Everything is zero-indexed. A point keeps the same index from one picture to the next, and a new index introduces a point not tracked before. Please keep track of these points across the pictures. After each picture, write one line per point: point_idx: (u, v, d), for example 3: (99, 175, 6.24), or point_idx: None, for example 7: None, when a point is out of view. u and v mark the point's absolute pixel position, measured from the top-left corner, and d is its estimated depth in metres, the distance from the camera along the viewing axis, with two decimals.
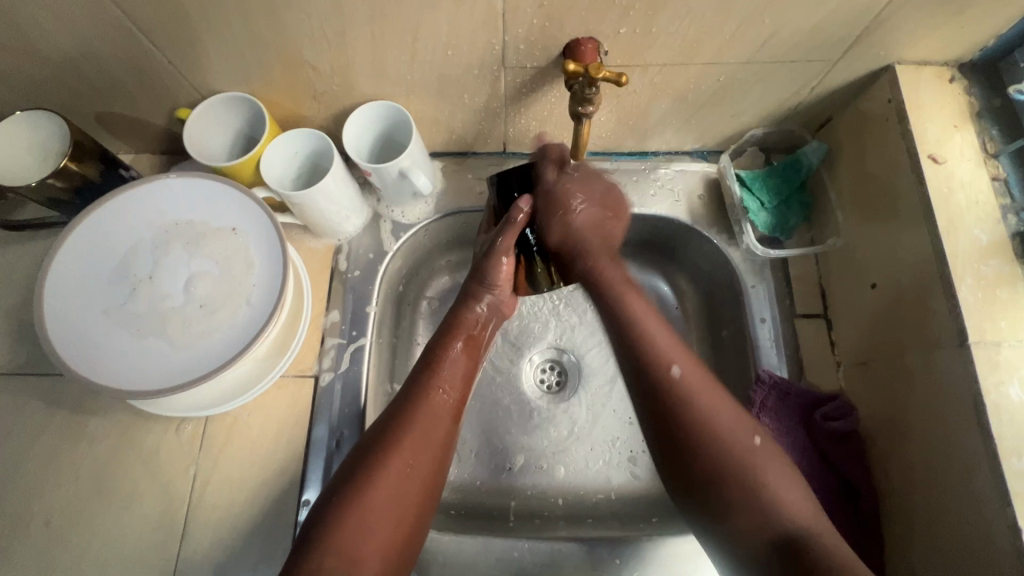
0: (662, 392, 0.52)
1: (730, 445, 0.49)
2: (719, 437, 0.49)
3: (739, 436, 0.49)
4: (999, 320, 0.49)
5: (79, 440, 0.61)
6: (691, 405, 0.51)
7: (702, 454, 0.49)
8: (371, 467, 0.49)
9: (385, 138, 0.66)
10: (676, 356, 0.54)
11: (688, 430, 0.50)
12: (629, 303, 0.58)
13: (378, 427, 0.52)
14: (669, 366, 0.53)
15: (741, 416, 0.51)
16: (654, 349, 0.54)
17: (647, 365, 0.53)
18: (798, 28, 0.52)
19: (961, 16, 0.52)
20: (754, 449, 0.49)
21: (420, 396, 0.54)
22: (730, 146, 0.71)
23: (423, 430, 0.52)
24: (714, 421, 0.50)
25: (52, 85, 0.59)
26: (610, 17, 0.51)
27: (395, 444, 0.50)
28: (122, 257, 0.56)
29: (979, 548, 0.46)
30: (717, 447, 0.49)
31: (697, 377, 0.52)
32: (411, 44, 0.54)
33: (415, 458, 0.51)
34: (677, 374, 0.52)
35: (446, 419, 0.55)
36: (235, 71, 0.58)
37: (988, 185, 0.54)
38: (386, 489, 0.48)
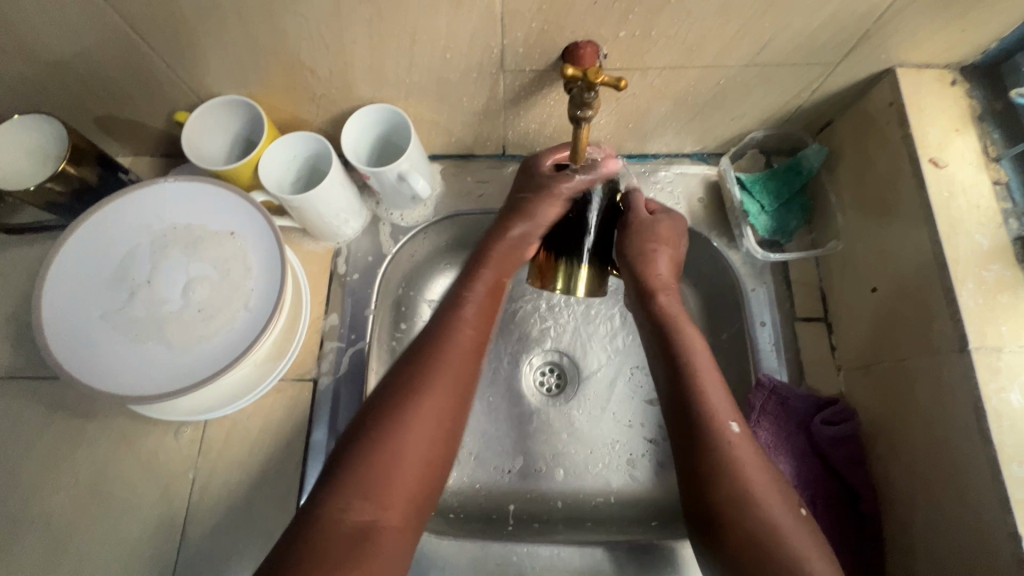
0: (713, 448, 0.49)
1: (767, 515, 0.46)
2: (754, 501, 0.47)
3: (775, 510, 0.46)
4: (1000, 326, 0.48)
5: (78, 444, 0.61)
6: (738, 468, 0.48)
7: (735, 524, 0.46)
8: (392, 411, 0.48)
9: (384, 141, 0.65)
10: (730, 413, 0.51)
11: (720, 487, 0.47)
12: (692, 356, 0.54)
13: (395, 372, 0.51)
14: (726, 423, 0.50)
15: (787, 489, 0.48)
16: (707, 405, 0.51)
17: (700, 424, 0.50)
18: (799, 31, 0.52)
19: (963, 19, 0.51)
20: (793, 529, 0.46)
21: (446, 331, 0.53)
22: (730, 149, 0.71)
23: (449, 366, 0.51)
24: (763, 491, 0.47)
25: (50, 89, 0.59)
26: (609, 21, 0.50)
27: (418, 387, 0.49)
28: (121, 261, 0.55)
29: (979, 554, 0.46)
30: (752, 519, 0.46)
31: (745, 441, 0.50)
32: (410, 47, 0.54)
33: (438, 391, 0.49)
34: (734, 433, 0.50)
35: (470, 356, 0.53)
36: (234, 75, 0.58)
37: (990, 189, 0.54)
38: (415, 428, 0.47)
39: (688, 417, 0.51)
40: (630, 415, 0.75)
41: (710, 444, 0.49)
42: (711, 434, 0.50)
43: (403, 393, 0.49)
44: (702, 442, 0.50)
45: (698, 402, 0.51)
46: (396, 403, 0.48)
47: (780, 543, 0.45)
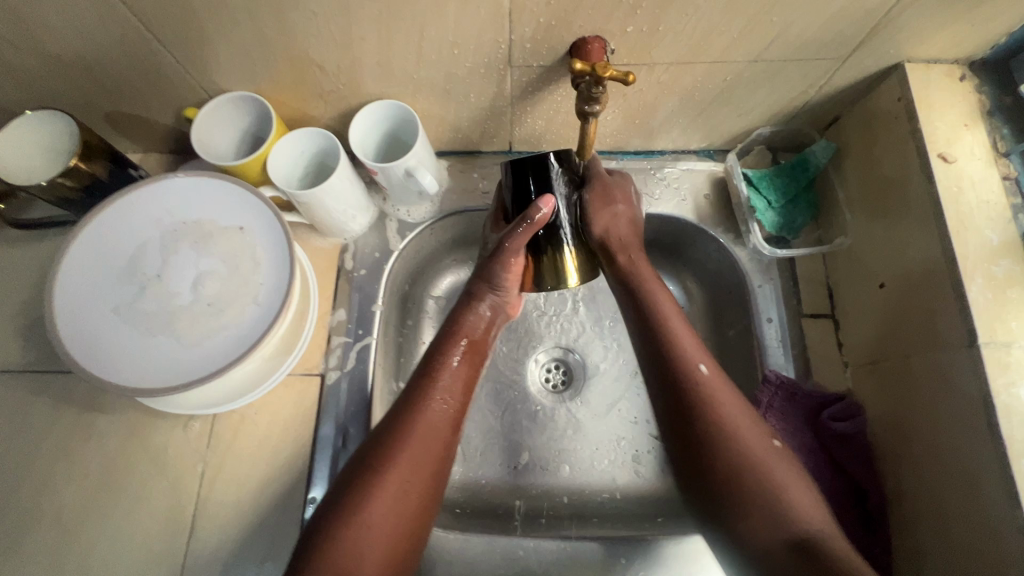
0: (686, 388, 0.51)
1: (749, 450, 0.49)
2: (743, 448, 0.49)
3: (755, 439, 0.49)
4: (1009, 321, 0.48)
5: (88, 437, 0.62)
6: (711, 408, 0.50)
7: (724, 459, 0.49)
8: (364, 488, 0.48)
9: (390, 137, 0.66)
10: (699, 354, 0.53)
11: (708, 436, 0.49)
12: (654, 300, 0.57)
13: (368, 449, 0.51)
14: (695, 362, 0.52)
15: (759, 423, 0.51)
16: (678, 346, 0.54)
17: (674, 362, 0.53)
18: (807, 26, 0.51)
19: (973, 13, 0.51)
20: (774, 459, 0.49)
21: (412, 411, 0.53)
22: (737, 145, 0.71)
23: (411, 448, 0.51)
24: (739, 441, 0.49)
25: (62, 85, 0.60)
26: (616, 16, 0.50)
27: (389, 466, 0.49)
28: (131, 256, 0.56)
29: (988, 550, 0.46)
30: (735, 451, 0.49)
31: (717, 378, 0.52)
32: (418, 43, 0.54)
33: (402, 473, 0.49)
34: (704, 372, 0.52)
35: (442, 431, 0.53)
36: (243, 71, 0.58)
37: (999, 185, 0.53)
38: (378, 513, 0.47)
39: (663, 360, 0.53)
40: (636, 412, 0.75)
41: (685, 382, 0.52)
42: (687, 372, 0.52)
43: (376, 472, 0.49)
44: (677, 382, 0.52)
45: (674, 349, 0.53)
46: (362, 486, 0.48)
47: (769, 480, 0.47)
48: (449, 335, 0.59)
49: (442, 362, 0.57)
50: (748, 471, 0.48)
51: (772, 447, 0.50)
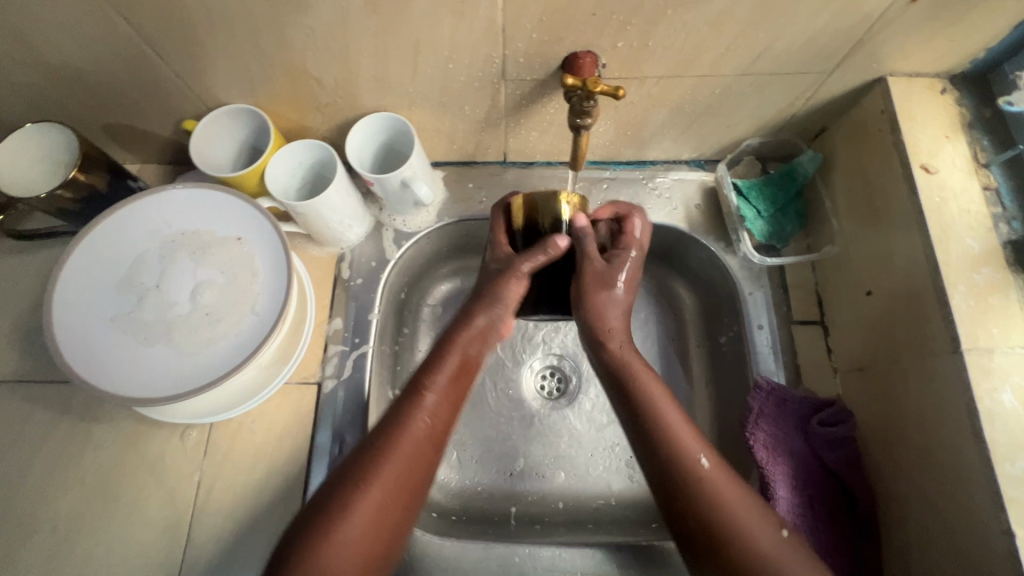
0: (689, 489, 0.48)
1: (760, 544, 0.46)
2: (747, 533, 0.46)
3: (761, 535, 0.46)
4: (991, 327, 0.49)
5: (84, 447, 0.62)
6: (715, 512, 0.47)
7: (733, 558, 0.46)
8: (346, 500, 0.47)
9: (387, 148, 0.67)
10: (697, 445, 0.50)
11: (712, 531, 0.46)
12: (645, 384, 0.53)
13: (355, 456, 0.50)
14: (697, 457, 0.49)
15: (767, 512, 0.48)
16: (676, 439, 0.50)
17: (674, 459, 0.49)
18: (792, 41, 0.53)
19: (952, 29, 0.53)
20: (789, 553, 0.46)
21: (402, 413, 0.51)
22: (727, 155, 0.72)
23: (440, 392, 0.53)
24: (754, 541, 0.46)
25: (62, 98, 0.60)
26: (607, 32, 0.52)
27: (368, 481, 0.48)
28: (129, 267, 0.56)
29: (974, 553, 0.47)
30: (746, 554, 0.45)
31: (721, 474, 0.48)
32: (413, 57, 0.55)
33: (422, 419, 0.51)
34: (705, 467, 0.48)
35: (427, 446, 0.51)
36: (242, 84, 0.59)
37: (980, 194, 0.55)
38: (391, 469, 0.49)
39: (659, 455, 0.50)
40: None
41: (683, 482, 0.48)
42: (686, 470, 0.49)
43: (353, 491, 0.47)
44: (676, 482, 0.48)
45: (668, 443, 0.50)
46: (383, 435, 0.50)
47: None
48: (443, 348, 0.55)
49: (466, 329, 0.56)
50: (755, 568, 0.45)
51: (784, 537, 0.47)
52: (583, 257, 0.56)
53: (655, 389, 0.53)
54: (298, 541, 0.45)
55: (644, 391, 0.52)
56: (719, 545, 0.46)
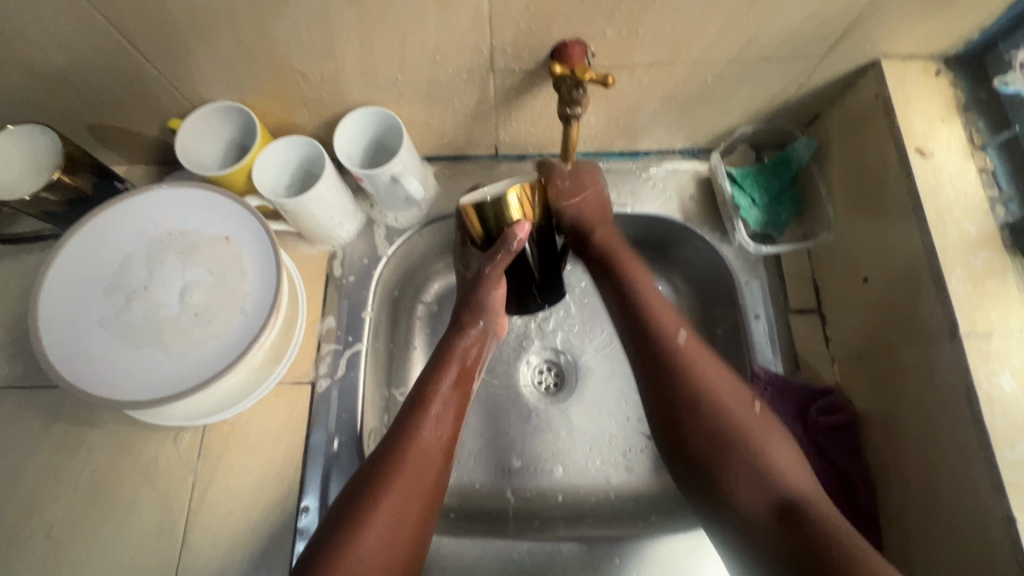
0: (670, 360, 0.57)
1: (725, 411, 0.54)
2: (716, 403, 0.55)
3: (732, 402, 0.55)
4: (989, 312, 0.49)
5: (78, 453, 0.62)
6: (692, 385, 0.55)
7: (705, 418, 0.54)
8: (372, 493, 0.52)
9: (375, 144, 0.66)
10: (678, 323, 0.59)
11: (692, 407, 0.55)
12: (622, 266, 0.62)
13: (368, 471, 0.53)
14: (675, 332, 0.58)
15: (740, 394, 0.56)
16: (658, 323, 0.59)
17: (656, 334, 0.58)
18: (784, 25, 0.52)
19: (947, 9, 0.52)
20: (755, 419, 0.54)
21: (408, 434, 0.55)
22: (721, 144, 0.72)
23: (416, 447, 0.55)
24: (725, 412, 0.54)
25: (43, 99, 0.59)
26: (596, 19, 0.51)
27: (381, 497, 0.52)
28: (117, 268, 0.55)
29: (974, 540, 0.46)
30: (715, 417, 0.54)
31: (698, 350, 0.57)
32: (400, 50, 0.54)
33: (416, 467, 0.54)
34: (682, 342, 0.58)
35: (436, 459, 0.56)
36: (227, 81, 0.58)
37: (976, 177, 0.54)
38: (394, 485, 0.52)
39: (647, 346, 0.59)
40: (627, 411, 0.75)
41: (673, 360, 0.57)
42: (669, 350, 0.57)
43: (369, 501, 0.51)
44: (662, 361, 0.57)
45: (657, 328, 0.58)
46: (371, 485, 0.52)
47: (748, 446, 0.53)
48: (442, 362, 0.60)
49: (459, 342, 0.61)
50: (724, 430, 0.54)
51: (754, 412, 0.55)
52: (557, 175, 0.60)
53: (635, 271, 0.62)
54: (336, 530, 0.50)
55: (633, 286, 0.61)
56: (693, 407, 0.55)
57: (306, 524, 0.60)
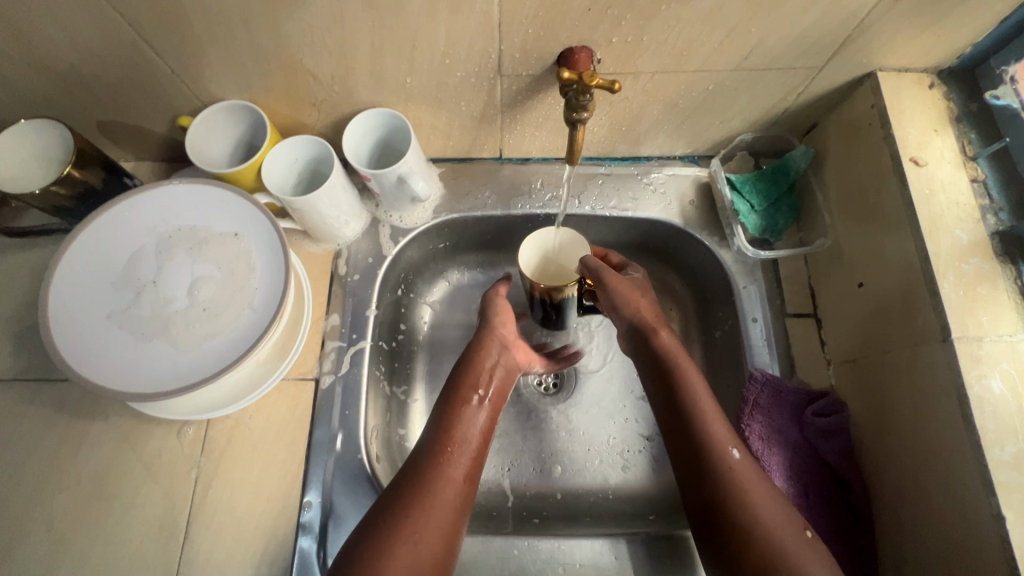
0: (716, 476, 0.52)
1: (767, 516, 0.49)
2: (764, 523, 0.49)
3: (776, 514, 0.50)
4: (980, 316, 0.50)
5: (80, 446, 0.62)
6: (738, 499, 0.50)
7: (751, 536, 0.49)
8: (429, 470, 0.53)
9: (382, 145, 0.68)
10: (730, 439, 0.54)
11: (735, 511, 0.50)
12: (686, 374, 0.58)
13: (420, 455, 0.55)
14: (727, 449, 0.53)
15: (787, 517, 0.50)
16: (710, 430, 0.54)
17: (706, 448, 0.53)
18: (784, 36, 0.54)
19: (941, 24, 0.54)
20: (803, 549, 0.48)
21: (457, 423, 0.58)
22: (720, 151, 0.73)
23: (446, 480, 0.53)
24: (771, 536, 0.48)
25: (55, 95, 0.60)
26: (602, 27, 0.52)
27: (438, 476, 0.53)
28: (126, 263, 0.56)
29: (965, 537, 0.48)
30: (757, 539, 0.49)
31: (751, 466, 0.53)
32: (410, 53, 0.55)
33: (430, 525, 0.50)
34: (735, 458, 0.53)
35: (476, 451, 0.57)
36: (238, 81, 0.59)
37: (968, 186, 0.56)
38: (405, 550, 0.48)
39: (692, 449, 0.54)
40: (625, 412, 0.77)
41: (716, 468, 0.52)
42: (715, 459, 0.52)
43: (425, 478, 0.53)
44: (707, 472, 0.52)
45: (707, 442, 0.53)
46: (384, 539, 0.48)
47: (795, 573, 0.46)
48: (478, 367, 0.63)
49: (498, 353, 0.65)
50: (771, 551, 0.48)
51: (803, 542, 0.48)
52: (601, 274, 0.63)
53: (696, 382, 0.58)
54: (393, 501, 0.51)
55: (687, 392, 0.57)
56: (735, 520, 0.50)
57: (309, 519, 0.60)
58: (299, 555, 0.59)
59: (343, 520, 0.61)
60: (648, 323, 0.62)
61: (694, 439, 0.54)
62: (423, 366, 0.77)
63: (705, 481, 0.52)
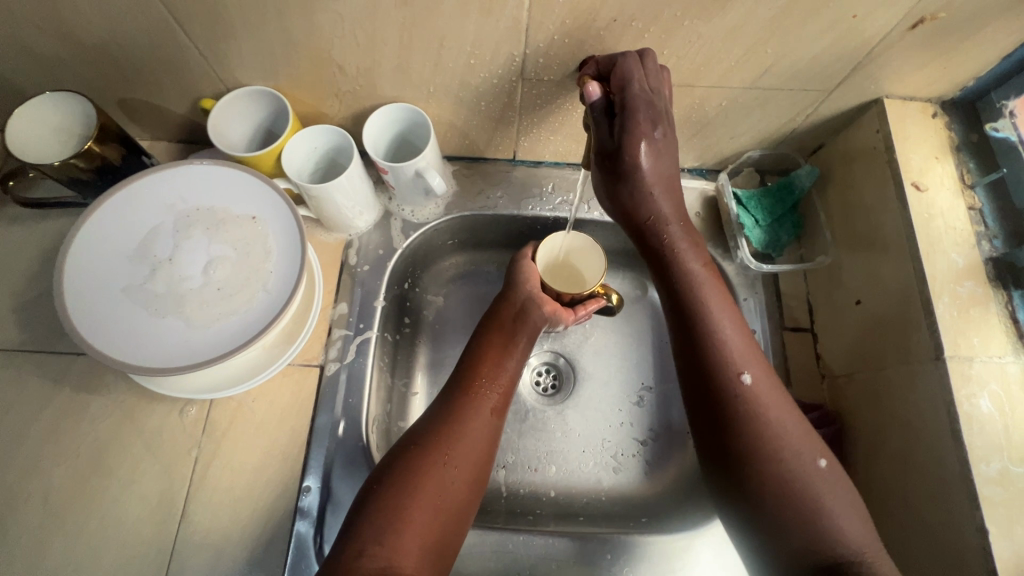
0: (730, 400, 0.53)
1: (781, 436, 0.51)
2: (777, 446, 0.51)
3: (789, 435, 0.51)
4: (972, 337, 0.52)
5: (81, 420, 0.62)
6: (752, 422, 0.52)
7: (762, 457, 0.51)
8: (449, 426, 0.56)
9: (400, 139, 0.69)
10: (746, 364, 0.54)
11: (748, 433, 0.51)
12: (707, 300, 0.57)
13: (437, 414, 0.58)
14: (741, 373, 0.54)
15: (805, 440, 0.52)
16: (726, 356, 0.55)
17: (721, 374, 0.54)
18: (799, 59, 0.56)
19: (948, 56, 0.56)
20: (815, 474, 0.50)
21: (477, 386, 0.60)
22: (728, 166, 0.76)
23: (465, 438, 0.56)
24: (784, 460, 0.50)
25: (80, 69, 0.60)
26: (626, 38, 0.54)
27: (455, 434, 0.56)
28: (143, 239, 0.57)
29: (947, 547, 0.50)
30: (772, 461, 0.50)
31: (772, 391, 0.53)
32: (436, 51, 0.57)
33: (447, 478, 0.53)
34: (748, 383, 0.53)
35: (495, 414, 0.60)
36: (264, 68, 0.60)
37: (965, 213, 0.58)
38: (421, 496, 0.51)
39: (708, 372, 0.55)
40: (621, 416, 0.78)
41: (733, 393, 0.53)
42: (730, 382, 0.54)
43: (442, 436, 0.56)
44: (718, 393, 0.54)
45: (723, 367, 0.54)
46: (402, 487, 0.51)
47: (801, 489, 0.50)
48: (502, 326, 0.66)
49: (531, 316, 0.67)
50: (781, 466, 0.50)
51: (818, 467, 0.50)
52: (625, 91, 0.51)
53: (716, 304, 0.57)
54: (410, 450, 0.54)
55: (706, 313, 0.57)
56: (749, 442, 0.51)
57: (307, 504, 0.61)
58: (296, 538, 0.59)
59: (341, 507, 0.61)
60: (653, 223, 0.59)
61: (708, 363, 0.55)
62: (424, 360, 0.78)
63: (721, 407, 0.53)
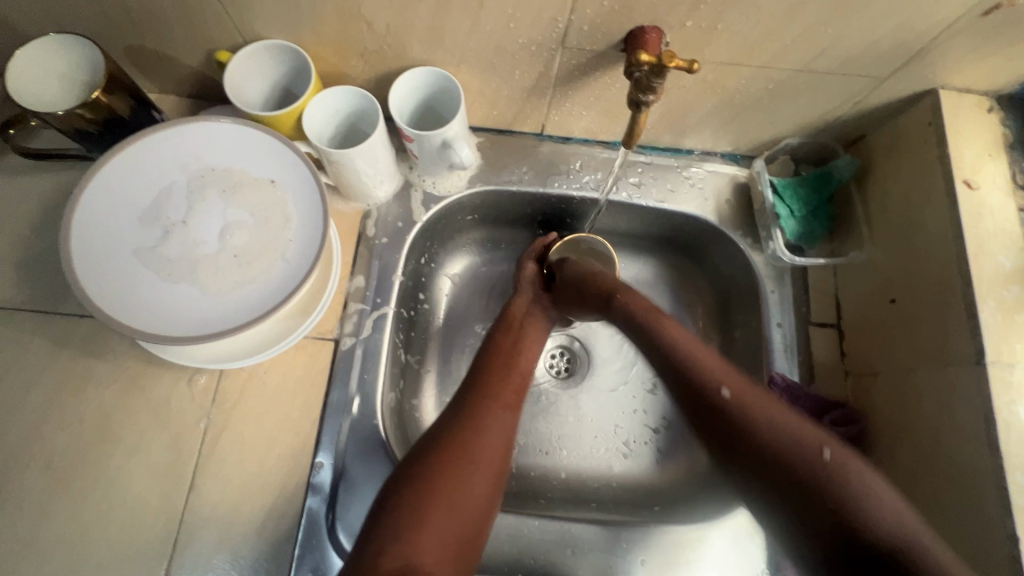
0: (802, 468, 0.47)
1: (895, 529, 0.42)
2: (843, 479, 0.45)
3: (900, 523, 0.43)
4: (1015, 343, 0.51)
5: (84, 384, 0.59)
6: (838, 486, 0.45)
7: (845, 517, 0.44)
8: (466, 423, 0.54)
9: (427, 105, 0.65)
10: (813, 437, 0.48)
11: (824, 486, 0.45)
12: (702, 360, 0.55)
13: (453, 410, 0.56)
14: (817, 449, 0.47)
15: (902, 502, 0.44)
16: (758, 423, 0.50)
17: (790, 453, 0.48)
18: (858, 41, 0.53)
19: (1016, 46, 0.53)
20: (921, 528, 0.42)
21: (488, 385, 0.58)
22: (764, 152, 0.73)
23: (482, 440, 0.53)
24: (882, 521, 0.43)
25: (85, 10, 0.56)
26: (679, 9, 0.50)
27: (471, 433, 0.53)
28: (156, 198, 0.54)
29: (974, 552, 0.49)
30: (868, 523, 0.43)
31: (843, 460, 0.46)
32: (475, 12, 0.53)
33: (465, 480, 0.50)
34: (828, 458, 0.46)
35: (509, 411, 0.57)
36: (286, 20, 0.56)
37: (1015, 214, 0.56)
38: (439, 501, 0.48)
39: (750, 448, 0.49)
40: (634, 403, 0.77)
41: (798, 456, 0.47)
42: (796, 458, 0.47)
43: (458, 436, 0.53)
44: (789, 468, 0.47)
45: (859, 490, 0.44)
46: (420, 488, 0.49)
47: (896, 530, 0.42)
48: (508, 324, 0.65)
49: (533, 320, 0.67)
50: (847, 497, 0.44)
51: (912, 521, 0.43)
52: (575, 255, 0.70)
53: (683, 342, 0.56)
54: (432, 443, 0.52)
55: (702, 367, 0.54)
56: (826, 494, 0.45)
57: (321, 480, 0.59)
58: (308, 515, 0.58)
59: (355, 485, 0.60)
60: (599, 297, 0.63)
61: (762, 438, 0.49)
62: (437, 339, 0.76)
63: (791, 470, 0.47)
